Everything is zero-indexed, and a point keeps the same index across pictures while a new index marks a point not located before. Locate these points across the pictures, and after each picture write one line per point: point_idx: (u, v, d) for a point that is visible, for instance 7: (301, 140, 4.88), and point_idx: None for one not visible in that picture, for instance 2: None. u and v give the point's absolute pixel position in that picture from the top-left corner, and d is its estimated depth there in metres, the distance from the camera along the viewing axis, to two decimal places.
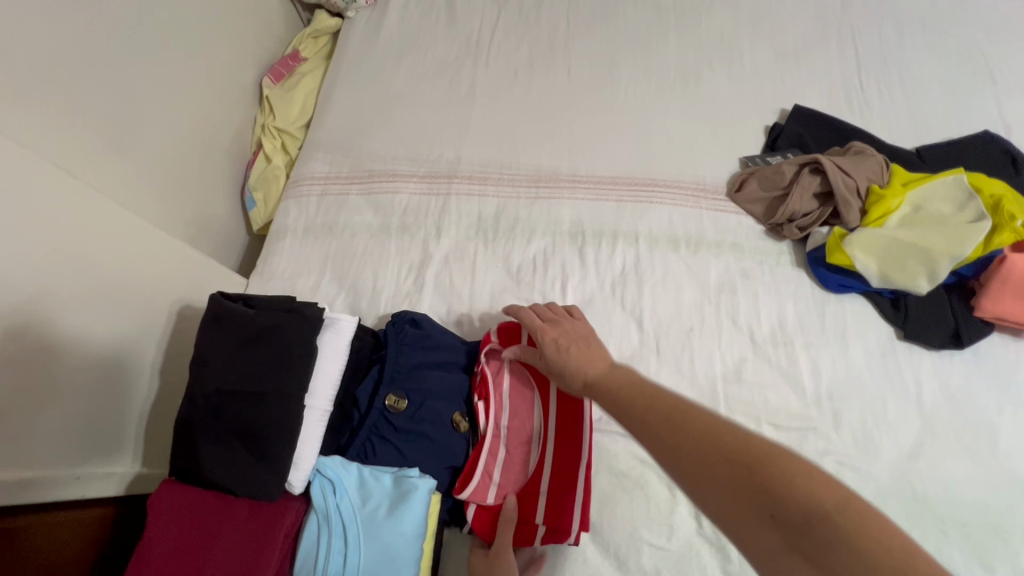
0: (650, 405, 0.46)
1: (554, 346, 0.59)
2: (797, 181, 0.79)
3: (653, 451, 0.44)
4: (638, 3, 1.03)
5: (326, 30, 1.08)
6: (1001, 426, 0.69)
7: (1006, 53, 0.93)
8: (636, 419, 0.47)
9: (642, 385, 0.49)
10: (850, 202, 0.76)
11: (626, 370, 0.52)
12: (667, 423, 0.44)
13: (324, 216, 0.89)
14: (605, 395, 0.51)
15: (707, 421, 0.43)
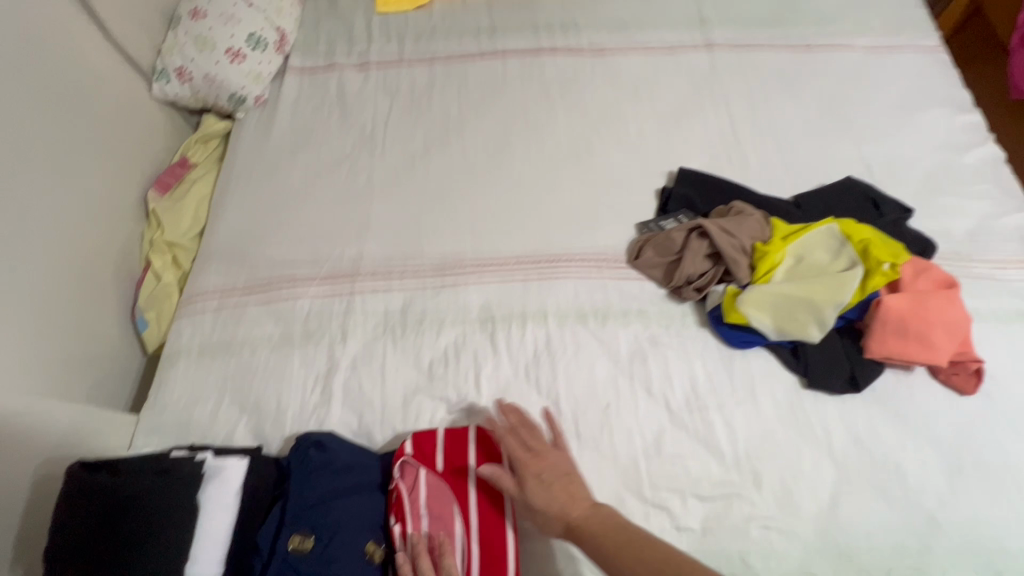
0: (614, 551, 0.55)
1: (534, 474, 0.63)
2: (687, 246, 0.82)
3: None
4: (525, 81, 1.07)
5: (215, 133, 1.05)
6: (906, 462, 0.71)
7: (857, 101, 1.02)
8: (604, 559, 0.55)
9: (645, 550, 0.54)
10: (738, 261, 0.80)
11: (606, 516, 0.58)
12: (635, 563, 0.53)
13: (221, 333, 0.84)
14: (607, 558, 0.55)
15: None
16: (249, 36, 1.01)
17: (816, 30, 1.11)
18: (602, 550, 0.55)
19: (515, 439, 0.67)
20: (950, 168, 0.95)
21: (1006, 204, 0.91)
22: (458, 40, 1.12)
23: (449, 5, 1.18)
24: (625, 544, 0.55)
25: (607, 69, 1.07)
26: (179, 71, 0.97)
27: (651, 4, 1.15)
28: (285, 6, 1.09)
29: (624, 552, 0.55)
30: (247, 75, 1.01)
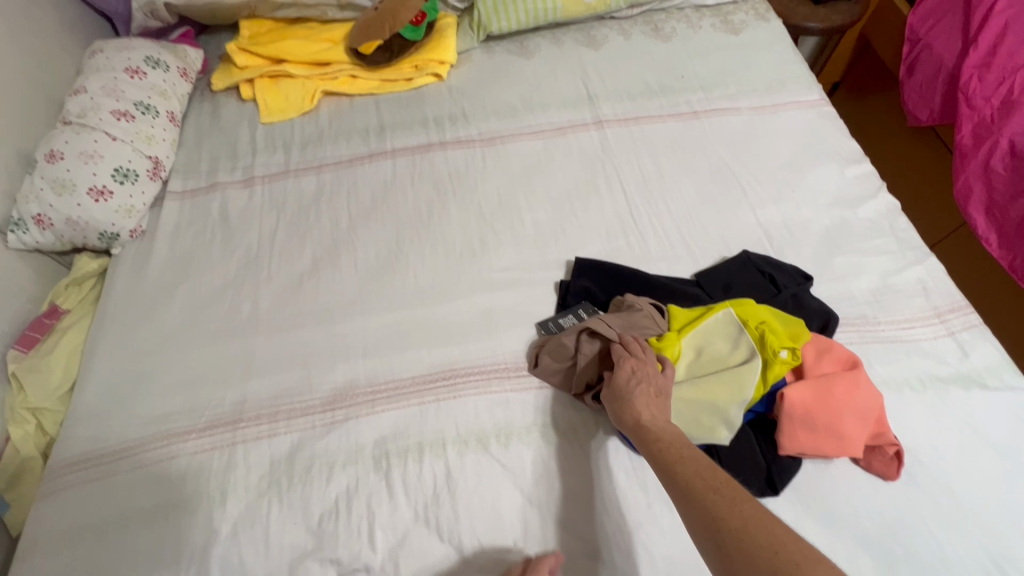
0: (684, 459, 0.57)
1: (631, 372, 0.68)
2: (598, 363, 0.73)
3: (697, 524, 0.51)
4: (415, 179, 1.04)
5: (89, 273, 0.98)
6: (839, 571, 0.65)
7: (747, 165, 1.02)
8: (663, 460, 0.59)
9: (707, 467, 0.56)
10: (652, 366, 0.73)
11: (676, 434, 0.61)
12: (691, 475, 0.55)
13: (86, 512, 0.75)
14: (664, 463, 0.58)
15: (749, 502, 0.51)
16: (115, 171, 0.96)
17: (702, 96, 1.11)
18: (666, 451, 0.59)
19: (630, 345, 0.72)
20: (846, 225, 0.94)
21: (905, 257, 0.90)
22: (346, 143, 1.09)
23: (337, 107, 1.15)
24: (689, 460, 0.57)
25: (498, 157, 1.06)
26: (38, 219, 0.91)
27: (539, 85, 1.15)
28: (157, 130, 1.04)
29: (680, 457, 0.58)
30: (116, 210, 0.95)
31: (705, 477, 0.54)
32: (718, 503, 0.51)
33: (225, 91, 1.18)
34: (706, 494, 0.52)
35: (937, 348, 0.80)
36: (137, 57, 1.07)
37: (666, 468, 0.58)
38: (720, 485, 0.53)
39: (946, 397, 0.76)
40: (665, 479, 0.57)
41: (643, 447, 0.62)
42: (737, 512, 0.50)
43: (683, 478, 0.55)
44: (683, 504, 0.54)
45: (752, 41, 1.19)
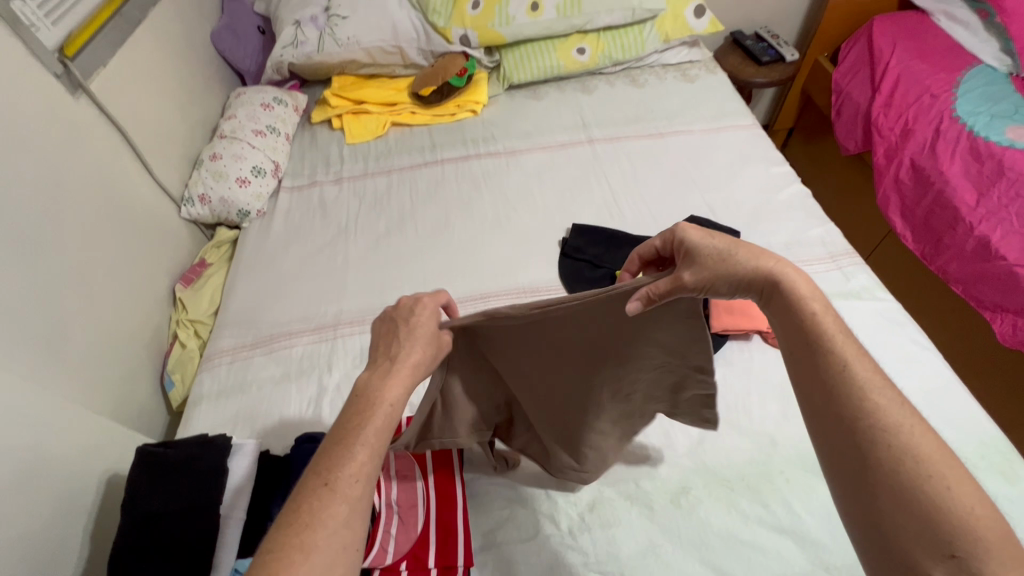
0: (846, 349, 0.59)
1: (710, 249, 0.66)
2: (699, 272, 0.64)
3: (844, 413, 0.56)
4: (458, 177, 1.44)
5: (226, 239, 1.38)
6: (751, 404, 0.96)
7: (698, 166, 1.41)
8: (815, 340, 0.60)
9: (870, 366, 0.58)
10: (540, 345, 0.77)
11: (826, 316, 0.61)
12: (849, 368, 0.57)
13: (234, 378, 1.09)
14: (815, 347, 0.60)
15: (907, 413, 0.54)
16: (254, 168, 1.39)
17: (666, 123, 1.53)
18: (819, 336, 0.60)
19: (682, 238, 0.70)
20: (770, 203, 1.31)
21: (811, 222, 1.26)
22: (408, 155, 1.52)
23: (401, 133, 1.59)
24: (850, 350, 0.59)
25: (518, 163, 1.46)
26: (202, 198, 1.33)
27: (547, 118, 1.58)
28: (278, 145, 1.48)
29: (844, 342, 0.59)
30: (252, 194, 1.36)
31: (870, 377, 0.56)
32: (884, 411, 0.54)
33: (320, 123, 1.63)
34: (871, 395, 0.55)
35: (829, 276, 1.14)
36: (267, 97, 1.53)
37: (824, 352, 0.59)
38: (883, 393, 0.55)
39: (833, 304, 1.09)
40: (815, 362, 0.59)
41: (794, 317, 0.62)
42: (900, 419, 0.53)
43: (850, 375, 0.57)
44: (834, 391, 0.57)
45: (704, 87, 1.63)
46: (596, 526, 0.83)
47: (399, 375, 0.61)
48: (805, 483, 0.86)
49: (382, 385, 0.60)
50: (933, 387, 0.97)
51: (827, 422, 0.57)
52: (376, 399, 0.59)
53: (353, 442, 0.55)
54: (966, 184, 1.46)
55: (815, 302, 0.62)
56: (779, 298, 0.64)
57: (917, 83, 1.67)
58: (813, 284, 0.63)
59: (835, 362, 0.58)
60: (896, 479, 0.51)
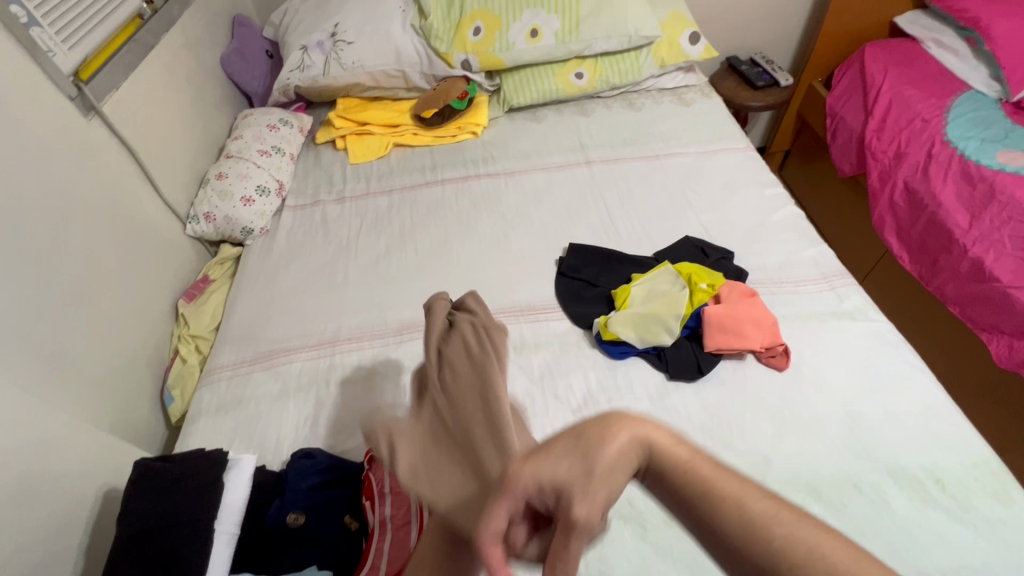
0: (702, 479, 0.47)
1: (565, 476, 0.50)
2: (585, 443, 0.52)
3: (757, 572, 0.42)
4: (458, 197, 1.47)
5: (229, 256, 1.41)
6: (744, 423, 0.96)
7: (693, 188, 1.44)
8: (682, 491, 0.48)
9: (751, 489, 0.45)
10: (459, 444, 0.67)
11: (674, 456, 0.49)
12: (731, 507, 0.44)
13: (233, 393, 1.10)
14: (690, 494, 0.47)
15: (820, 541, 0.42)
16: (259, 186, 1.42)
17: (662, 145, 1.56)
18: (692, 478, 0.47)
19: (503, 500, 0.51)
20: (764, 224, 1.33)
21: (805, 243, 1.28)
22: (410, 175, 1.55)
23: (403, 153, 1.63)
24: (722, 481, 0.46)
25: (516, 184, 1.49)
26: (207, 215, 1.36)
27: (546, 140, 1.62)
28: (283, 165, 1.52)
29: (722, 476, 0.46)
30: (255, 213, 1.39)
31: (764, 506, 0.44)
32: (792, 548, 0.41)
33: (324, 143, 1.67)
34: (775, 530, 0.42)
35: (822, 296, 1.16)
36: (273, 118, 1.58)
37: (704, 510, 0.45)
38: (781, 513, 0.43)
39: (826, 324, 1.10)
40: (697, 514, 0.46)
41: (664, 461, 0.50)
42: (830, 550, 0.41)
43: (749, 523, 0.43)
44: (729, 546, 0.44)
45: (700, 111, 1.67)
46: (589, 545, 0.83)
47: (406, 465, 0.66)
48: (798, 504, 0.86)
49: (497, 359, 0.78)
50: (926, 407, 0.97)
51: None
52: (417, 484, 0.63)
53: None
54: (959, 207, 1.48)
55: (684, 451, 0.49)
56: (650, 458, 0.51)
57: (907, 109, 1.70)
58: (672, 429, 0.52)
59: (727, 504, 0.45)
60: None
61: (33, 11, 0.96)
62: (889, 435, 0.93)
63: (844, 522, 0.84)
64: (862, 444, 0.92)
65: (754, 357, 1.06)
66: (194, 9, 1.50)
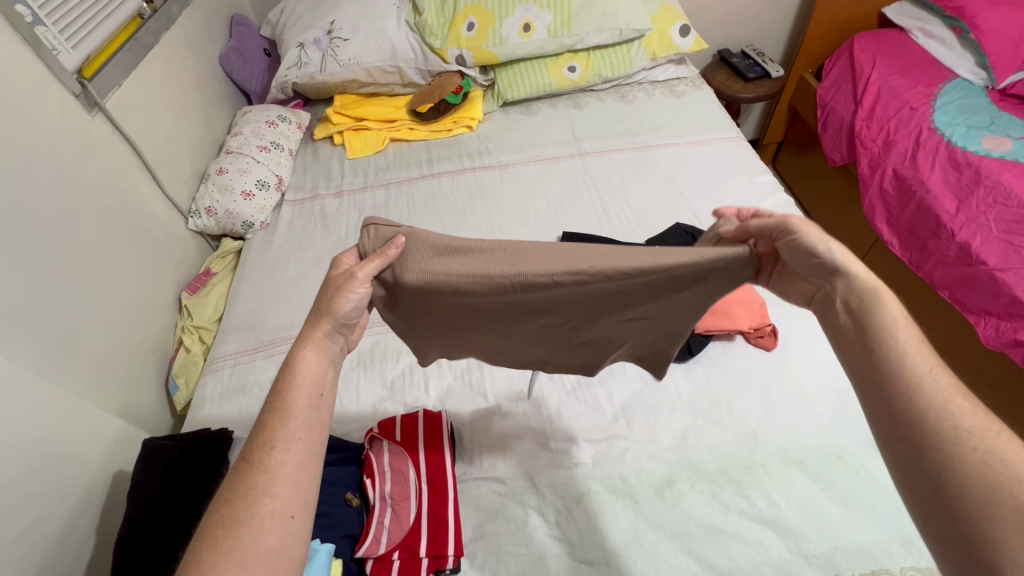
0: (905, 340, 0.58)
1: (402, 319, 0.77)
2: (829, 273, 0.66)
3: (891, 386, 0.56)
4: (454, 189, 1.50)
5: (231, 250, 1.44)
6: (733, 400, 0.99)
7: (685, 175, 1.47)
8: (883, 325, 0.59)
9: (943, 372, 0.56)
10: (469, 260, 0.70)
11: (885, 320, 0.60)
12: (909, 360, 0.56)
13: (236, 379, 1.13)
14: (881, 335, 0.59)
15: (971, 412, 0.53)
16: (259, 181, 1.45)
17: (654, 136, 1.59)
18: (890, 335, 0.58)
19: (306, 371, 0.64)
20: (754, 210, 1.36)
21: None
22: (407, 169, 1.58)
23: (400, 148, 1.65)
24: (916, 354, 0.57)
25: (511, 175, 1.52)
26: (208, 210, 1.39)
27: (540, 132, 1.64)
28: (282, 160, 1.55)
29: (923, 351, 0.57)
30: (256, 207, 1.42)
31: (942, 379, 0.55)
32: (940, 398, 0.53)
33: (322, 139, 1.70)
34: (939, 389, 0.54)
35: None
36: (272, 115, 1.61)
37: (891, 350, 0.57)
38: (948, 390, 0.54)
39: None
40: (880, 345, 0.58)
41: (877, 314, 0.60)
42: (958, 412, 0.52)
43: (929, 381, 0.55)
44: (888, 370, 0.57)
45: (691, 102, 1.70)
46: (582, 518, 0.86)
47: (317, 342, 0.67)
48: (783, 477, 0.89)
49: (852, 266, 0.64)
50: None
51: (869, 390, 0.58)
52: (298, 372, 0.64)
53: (290, 418, 0.61)
54: (947, 192, 1.51)
55: (901, 319, 0.60)
56: (854, 311, 0.62)
57: (897, 96, 1.73)
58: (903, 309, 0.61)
59: (904, 357, 0.57)
60: (971, 486, 0.48)
61: (38, 11, 1.00)
62: None
63: (828, 491, 0.86)
64: (847, 418, 0.95)
65: (743, 338, 1.08)
66: (193, 8, 1.53)
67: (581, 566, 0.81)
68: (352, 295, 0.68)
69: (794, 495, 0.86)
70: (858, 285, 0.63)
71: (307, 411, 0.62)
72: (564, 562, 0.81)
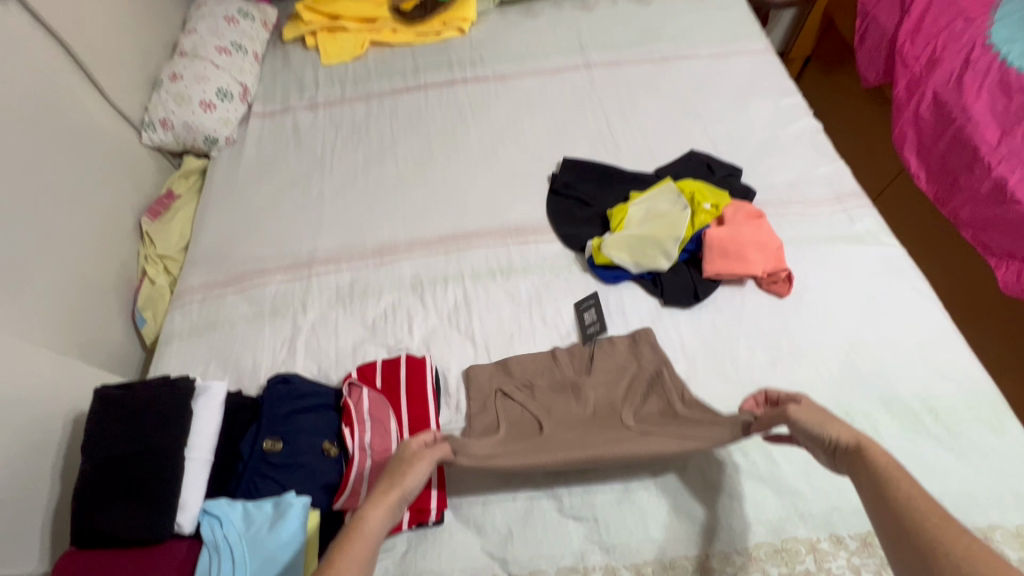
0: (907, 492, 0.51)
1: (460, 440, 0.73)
2: (822, 431, 0.61)
3: (895, 538, 0.49)
4: (443, 105, 1.33)
5: (194, 169, 1.30)
6: (738, 350, 0.93)
7: (704, 95, 1.30)
8: (881, 473, 0.54)
9: (937, 513, 0.48)
10: (569, 397, 0.86)
11: (875, 463, 0.55)
12: (906, 510, 0.50)
13: (205, 315, 1.05)
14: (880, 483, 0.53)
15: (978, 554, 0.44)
16: (219, 90, 1.28)
17: (671, 47, 1.40)
18: (891, 489, 0.52)
19: (372, 514, 0.55)
20: (777, 137, 1.21)
21: (819, 160, 1.17)
22: (390, 80, 1.39)
23: (381, 54, 1.45)
24: (910, 506, 0.50)
25: (508, 90, 1.34)
26: (163, 122, 1.23)
27: (542, 39, 1.44)
28: (246, 66, 1.36)
29: (918, 497, 0.50)
30: (218, 120, 1.26)
31: (944, 522, 0.47)
32: (944, 540, 0.46)
33: (292, 42, 1.49)
34: (934, 534, 0.46)
35: (833, 219, 1.07)
36: (231, 10, 1.40)
37: (889, 502, 0.51)
38: (952, 534, 0.46)
39: (834, 249, 1.03)
40: (878, 500, 0.53)
41: (866, 467, 0.56)
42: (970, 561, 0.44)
43: (927, 527, 0.47)
44: (889, 524, 0.50)
45: (716, 6, 1.48)
46: (573, 472, 0.82)
47: (387, 505, 0.57)
48: (785, 433, 0.84)
49: (844, 430, 0.61)
50: (931, 336, 0.92)
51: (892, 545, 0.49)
52: (360, 527, 0.54)
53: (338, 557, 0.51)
54: (990, 121, 1.35)
55: (899, 475, 0.53)
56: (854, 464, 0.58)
57: (950, 7, 1.51)
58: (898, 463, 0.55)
59: (907, 511, 0.49)
60: None
61: None
62: (888, 364, 0.89)
63: None
64: (857, 372, 0.89)
65: (754, 283, 1.00)
66: None
67: (570, 521, 0.78)
68: (418, 472, 0.61)
69: (795, 453, 0.82)
70: (853, 452, 0.59)
71: (359, 547, 0.52)
72: (552, 516, 0.78)
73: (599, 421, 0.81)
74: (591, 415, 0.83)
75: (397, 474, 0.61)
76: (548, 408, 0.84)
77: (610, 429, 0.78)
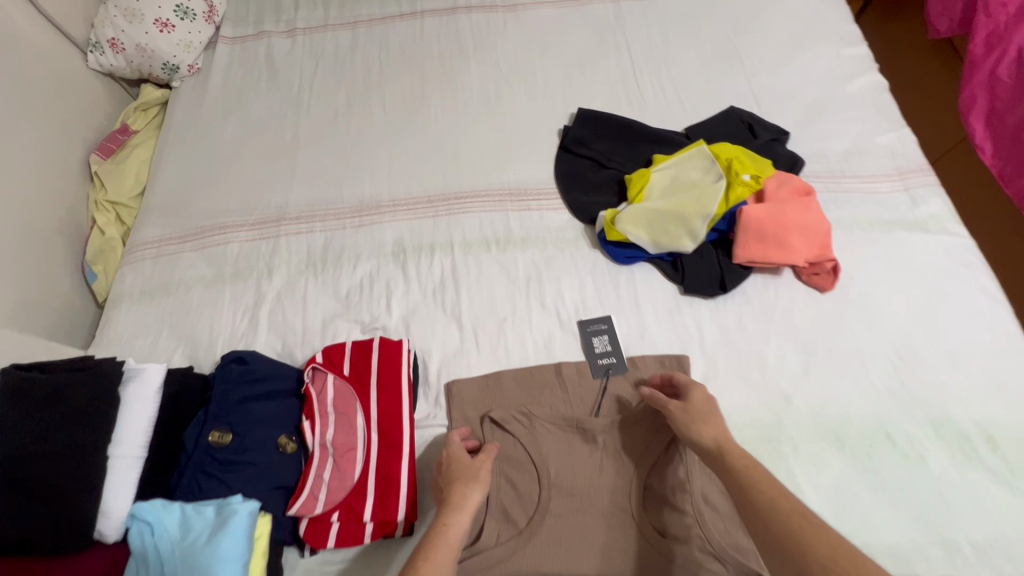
0: (749, 474, 0.56)
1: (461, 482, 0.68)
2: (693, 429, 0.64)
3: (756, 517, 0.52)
4: (441, 37, 1.14)
5: (154, 101, 1.13)
6: (767, 352, 0.79)
7: (750, 38, 1.09)
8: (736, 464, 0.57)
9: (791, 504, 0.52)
10: (572, 439, 0.73)
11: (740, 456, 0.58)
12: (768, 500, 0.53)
13: (159, 275, 0.92)
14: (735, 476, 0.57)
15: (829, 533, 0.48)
16: (177, 7, 1.09)
17: None
18: (746, 474, 0.56)
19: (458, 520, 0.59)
20: (834, 95, 1.02)
21: (881, 125, 0.98)
22: (381, 4, 1.19)
23: None
24: (756, 486, 0.54)
25: (518, 21, 1.14)
26: (112, 43, 1.05)
27: None
28: None
29: (764, 481, 0.55)
30: (178, 44, 1.08)
31: (792, 507, 0.51)
32: (801, 529, 0.49)
33: None
34: (790, 520, 0.50)
35: (892, 199, 0.91)
36: None
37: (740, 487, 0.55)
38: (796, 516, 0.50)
39: (890, 236, 0.87)
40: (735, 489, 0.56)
41: (718, 468, 0.59)
42: (822, 538, 0.48)
43: (775, 515, 0.51)
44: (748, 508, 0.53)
45: None
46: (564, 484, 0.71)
47: (467, 503, 0.61)
48: (814, 454, 0.72)
49: (711, 419, 0.64)
50: (996, 348, 0.78)
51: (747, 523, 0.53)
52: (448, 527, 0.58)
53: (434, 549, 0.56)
54: None
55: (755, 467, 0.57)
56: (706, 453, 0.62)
57: None
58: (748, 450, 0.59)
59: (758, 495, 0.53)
60: None
61: None
62: (943, 379, 0.76)
63: (863, 476, 0.71)
64: (905, 386, 0.76)
65: (792, 272, 0.85)
66: None
67: None
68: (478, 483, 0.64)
69: (824, 478, 0.71)
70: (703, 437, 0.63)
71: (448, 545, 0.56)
72: None
73: (607, 492, 0.70)
74: (600, 480, 0.70)
75: (467, 473, 0.64)
76: (547, 454, 0.72)
77: (615, 520, 0.68)
